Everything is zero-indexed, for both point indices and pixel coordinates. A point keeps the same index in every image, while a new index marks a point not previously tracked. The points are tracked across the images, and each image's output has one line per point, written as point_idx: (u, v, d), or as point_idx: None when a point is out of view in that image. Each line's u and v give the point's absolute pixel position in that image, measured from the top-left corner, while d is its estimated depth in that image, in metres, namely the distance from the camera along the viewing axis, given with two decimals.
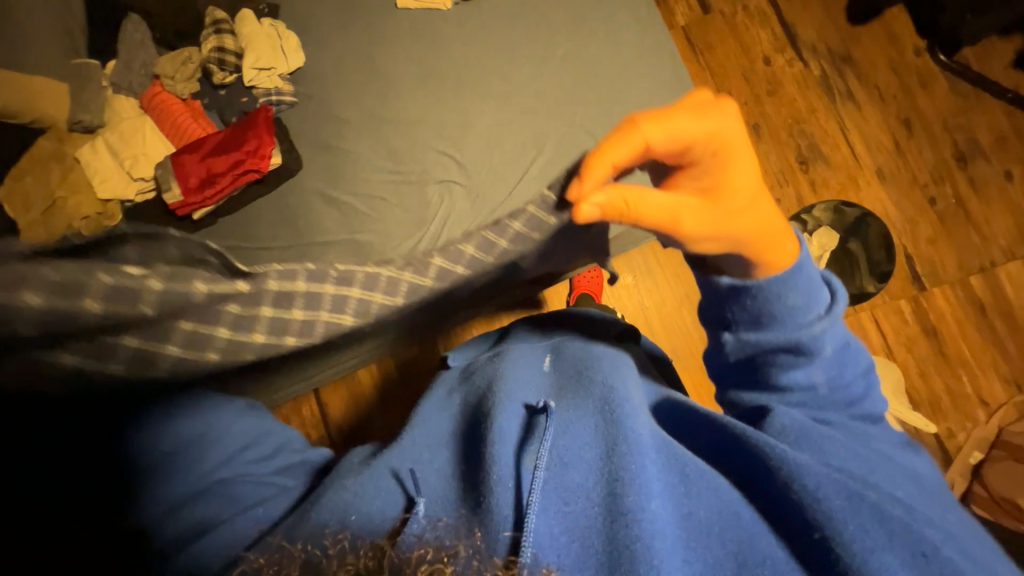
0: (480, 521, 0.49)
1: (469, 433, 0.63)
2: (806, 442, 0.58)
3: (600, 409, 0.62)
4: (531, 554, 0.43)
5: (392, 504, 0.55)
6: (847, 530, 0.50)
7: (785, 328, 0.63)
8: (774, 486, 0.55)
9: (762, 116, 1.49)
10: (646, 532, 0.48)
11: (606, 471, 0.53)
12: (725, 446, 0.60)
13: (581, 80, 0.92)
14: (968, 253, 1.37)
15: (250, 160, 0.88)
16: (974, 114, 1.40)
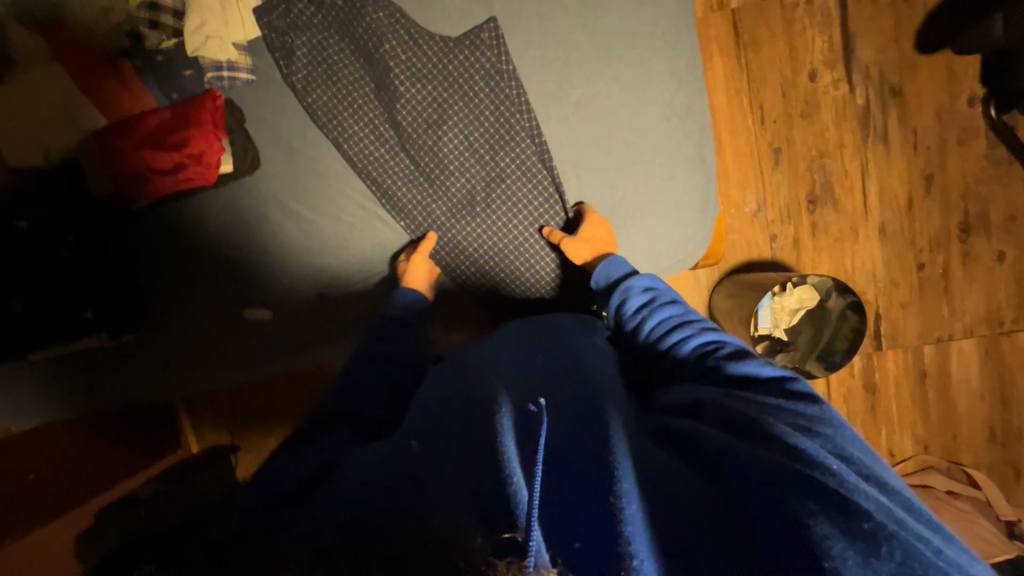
0: (484, 520, 0.39)
1: (446, 413, 0.56)
2: (751, 428, 0.48)
3: (592, 397, 0.53)
4: (536, 552, 0.35)
5: (374, 478, 0.48)
6: (791, 512, 0.39)
7: (651, 292, 0.70)
8: (731, 478, 0.43)
9: (787, 140, 1.36)
10: (631, 530, 0.39)
11: (596, 456, 0.44)
12: (684, 441, 0.49)
13: (591, 130, 0.74)
14: (932, 324, 1.40)
15: (192, 165, 0.73)
16: (996, 186, 1.33)
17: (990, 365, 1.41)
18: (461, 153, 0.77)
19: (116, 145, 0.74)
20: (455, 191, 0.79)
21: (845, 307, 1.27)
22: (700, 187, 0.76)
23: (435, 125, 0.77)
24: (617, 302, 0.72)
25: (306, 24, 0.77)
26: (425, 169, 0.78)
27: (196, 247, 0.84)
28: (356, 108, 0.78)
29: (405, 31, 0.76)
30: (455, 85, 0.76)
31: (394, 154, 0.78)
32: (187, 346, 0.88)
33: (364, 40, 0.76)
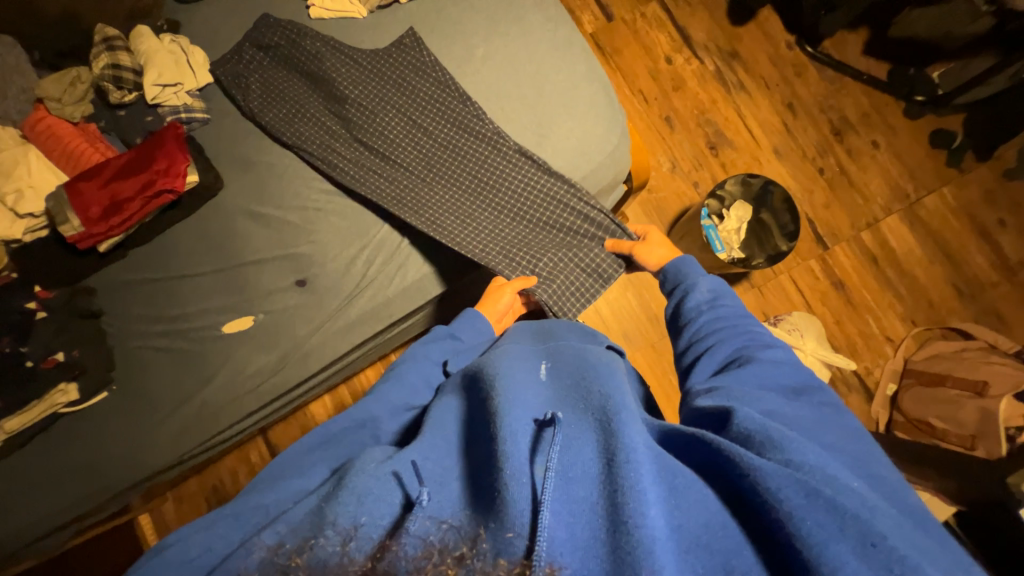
0: (495, 523, 0.41)
1: (470, 443, 0.54)
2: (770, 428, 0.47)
3: (612, 417, 0.51)
4: (544, 549, 0.38)
5: (391, 506, 0.46)
6: (802, 523, 0.39)
7: (714, 314, 0.69)
8: (744, 492, 0.44)
9: (672, 110, 1.63)
10: (647, 545, 0.38)
11: (614, 485, 0.43)
12: (701, 455, 0.48)
13: (501, 73, 0.90)
14: (856, 213, 1.57)
15: (160, 178, 0.80)
16: (841, 96, 1.63)
17: (922, 232, 1.56)
18: (406, 132, 0.89)
19: (83, 188, 0.80)
20: (414, 163, 0.89)
21: (765, 185, 1.40)
22: (602, 91, 0.90)
23: (377, 111, 0.90)
24: (674, 304, 0.77)
25: (258, 62, 0.92)
26: (379, 150, 0.88)
27: (173, 276, 0.87)
28: (309, 116, 0.90)
29: (343, 51, 0.91)
30: (390, 81, 0.90)
31: (344, 145, 0.89)
32: (175, 383, 0.85)
33: (309, 67, 0.91)
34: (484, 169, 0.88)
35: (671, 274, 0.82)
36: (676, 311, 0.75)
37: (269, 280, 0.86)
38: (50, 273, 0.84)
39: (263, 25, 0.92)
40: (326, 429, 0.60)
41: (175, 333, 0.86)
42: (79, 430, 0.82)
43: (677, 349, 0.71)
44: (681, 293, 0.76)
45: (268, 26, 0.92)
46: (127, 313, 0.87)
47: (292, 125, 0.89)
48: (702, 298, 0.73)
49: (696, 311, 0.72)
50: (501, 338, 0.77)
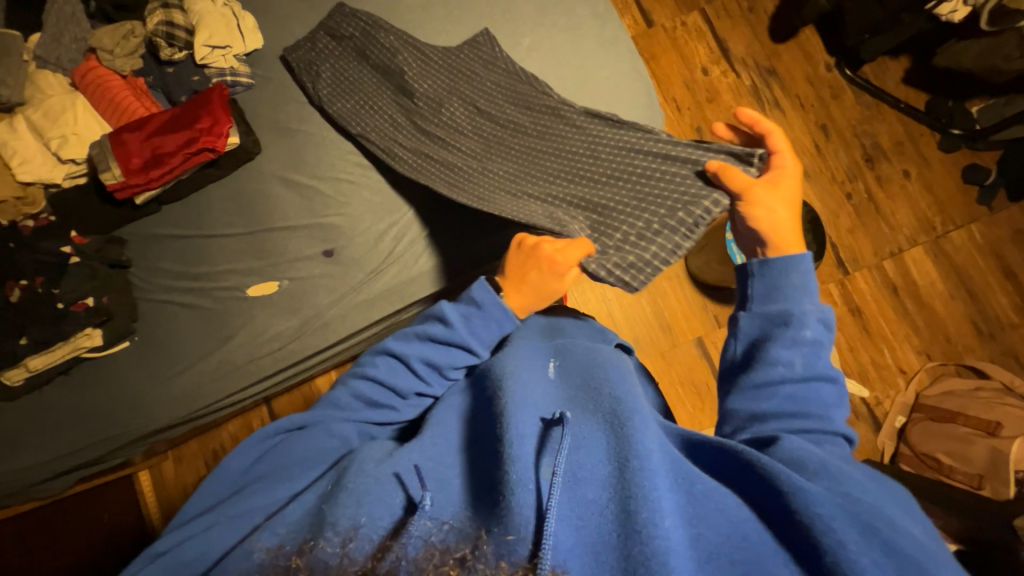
0: (495, 524, 0.42)
1: (479, 439, 0.54)
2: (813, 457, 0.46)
3: (625, 420, 0.51)
4: (551, 553, 0.37)
5: (391, 508, 0.46)
6: (848, 547, 0.38)
7: (810, 368, 0.53)
8: (779, 511, 0.43)
9: (703, 120, 1.62)
10: (664, 552, 0.38)
11: (627, 489, 0.43)
12: (733, 465, 0.47)
13: (544, 67, 0.90)
14: (880, 241, 1.55)
15: (202, 136, 0.81)
16: (876, 123, 1.61)
17: (946, 267, 1.54)
18: (470, 123, 0.86)
19: (126, 139, 0.81)
20: (476, 152, 0.85)
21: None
22: (644, 93, 0.90)
23: (442, 102, 0.87)
24: (756, 329, 0.57)
25: (328, 49, 0.91)
26: (438, 139, 0.86)
27: (202, 234, 0.89)
28: (374, 105, 0.89)
29: (411, 41, 0.89)
30: (458, 73, 0.88)
31: (406, 134, 0.87)
32: (195, 341, 0.86)
33: (376, 54, 0.89)
34: (557, 147, 0.82)
35: (766, 287, 0.58)
36: (753, 347, 0.56)
37: (293, 252, 0.87)
38: (86, 218, 0.86)
39: (337, 14, 0.92)
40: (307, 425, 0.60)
41: (199, 290, 0.88)
42: (99, 374, 0.84)
43: (744, 391, 0.54)
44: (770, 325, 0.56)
45: (344, 16, 0.92)
46: (155, 265, 0.88)
47: (357, 113, 0.89)
48: (796, 356, 0.54)
49: (781, 366, 0.53)
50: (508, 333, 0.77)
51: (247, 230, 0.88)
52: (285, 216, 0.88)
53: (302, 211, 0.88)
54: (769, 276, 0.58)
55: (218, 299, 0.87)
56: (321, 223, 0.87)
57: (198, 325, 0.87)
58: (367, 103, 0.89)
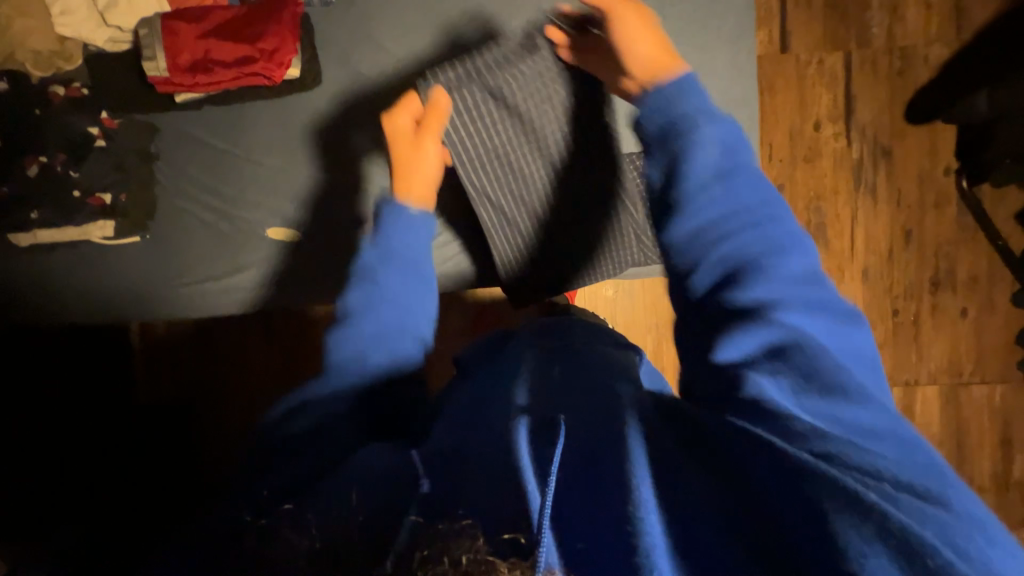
0: (464, 514, 0.39)
1: (467, 425, 0.51)
2: (784, 430, 0.40)
3: (614, 412, 0.46)
4: (545, 549, 0.35)
5: (367, 475, 0.46)
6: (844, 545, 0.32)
7: (780, 290, 0.46)
8: (780, 490, 0.36)
9: (789, 179, 1.48)
10: (649, 550, 0.36)
11: (618, 486, 0.40)
12: (730, 450, 0.40)
13: None
14: (901, 366, 1.51)
15: (262, 60, 0.72)
16: (962, 249, 1.49)
17: (951, 413, 1.51)
18: (578, 228, 0.86)
19: (180, 30, 0.72)
20: (563, 252, 0.87)
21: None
22: None
23: (565, 198, 0.84)
24: (719, 273, 0.49)
25: (474, 81, 0.78)
26: (542, 228, 0.85)
27: (240, 155, 0.83)
28: (500, 160, 0.82)
29: (570, 120, 0.82)
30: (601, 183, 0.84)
31: (512, 210, 0.84)
32: (204, 259, 0.84)
33: (522, 116, 0.80)
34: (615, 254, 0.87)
35: (731, 214, 0.50)
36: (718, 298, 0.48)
37: (323, 208, 0.83)
38: (122, 98, 0.79)
39: (501, 53, 0.78)
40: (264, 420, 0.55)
41: (222, 213, 0.84)
42: (110, 255, 0.85)
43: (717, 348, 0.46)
44: (747, 243, 0.49)
45: (526, 50, 0.78)
46: (182, 168, 0.83)
47: (471, 159, 0.81)
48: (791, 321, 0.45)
49: (771, 339, 0.44)
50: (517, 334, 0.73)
51: (282, 167, 0.83)
52: (328, 171, 0.82)
53: (346, 170, 0.82)
54: (732, 187, 0.51)
55: (234, 228, 0.84)
56: (363, 189, 0.82)
57: (211, 247, 0.84)
58: (487, 161, 0.81)
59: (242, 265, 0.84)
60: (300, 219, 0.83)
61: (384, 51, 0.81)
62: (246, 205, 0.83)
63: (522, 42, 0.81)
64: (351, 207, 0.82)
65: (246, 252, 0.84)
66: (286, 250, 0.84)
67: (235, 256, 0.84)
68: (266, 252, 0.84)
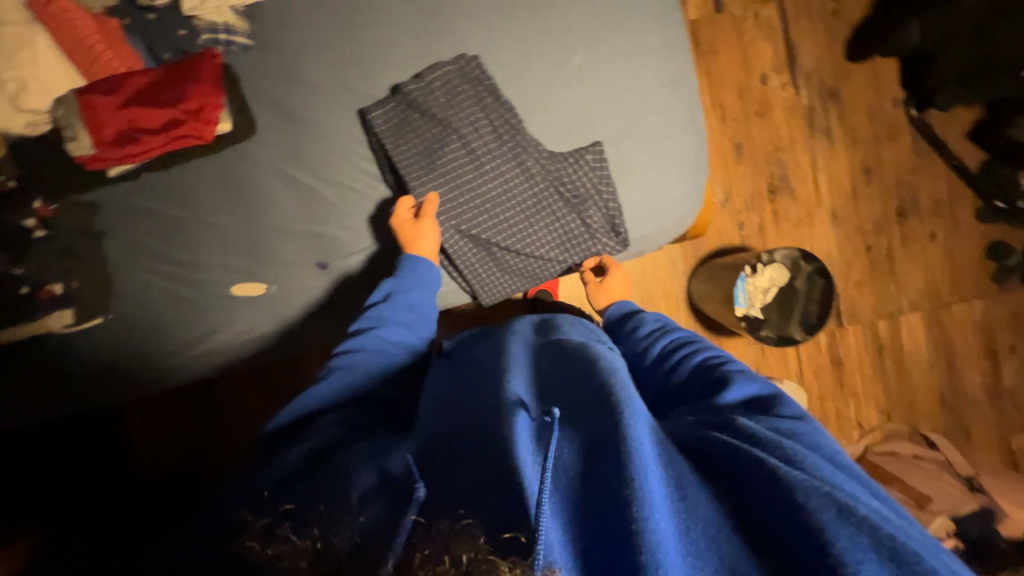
0: (477, 516, 0.38)
1: (459, 422, 0.50)
2: (756, 438, 0.45)
3: (608, 398, 0.46)
4: (543, 547, 0.33)
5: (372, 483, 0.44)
6: (837, 540, 0.35)
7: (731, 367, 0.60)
8: (756, 492, 0.40)
9: (746, 136, 1.48)
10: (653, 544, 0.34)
11: (612, 480, 0.38)
12: (718, 455, 0.44)
13: (593, 96, 0.79)
14: (882, 300, 1.54)
15: (189, 121, 0.72)
16: (922, 176, 1.53)
17: (936, 335, 1.56)
18: (527, 222, 0.81)
19: (97, 103, 0.70)
20: (514, 250, 0.82)
21: (813, 273, 1.33)
22: (695, 148, 0.82)
23: (509, 193, 0.80)
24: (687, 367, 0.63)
25: (411, 106, 0.78)
26: (489, 230, 0.81)
27: (187, 217, 0.80)
28: (439, 168, 0.79)
29: (509, 122, 0.79)
30: (543, 171, 0.79)
31: (456, 214, 0.80)
32: (171, 328, 0.81)
33: (460, 130, 0.78)
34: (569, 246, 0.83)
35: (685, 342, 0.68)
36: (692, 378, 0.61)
37: (284, 257, 0.81)
38: (52, 180, 0.75)
39: (431, 73, 0.77)
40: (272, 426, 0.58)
41: (180, 278, 0.80)
42: (71, 353, 0.78)
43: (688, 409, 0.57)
44: (690, 357, 0.64)
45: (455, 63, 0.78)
46: (129, 240, 0.79)
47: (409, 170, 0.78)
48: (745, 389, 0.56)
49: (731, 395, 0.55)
50: (502, 329, 0.71)
51: (235, 221, 0.80)
52: (282, 217, 0.80)
53: (299, 213, 0.80)
54: (673, 333, 0.70)
55: (197, 292, 0.81)
56: (321, 229, 0.81)
57: (177, 314, 0.81)
58: (424, 169, 0.79)
59: (212, 328, 0.82)
60: (262, 271, 0.81)
61: (317, 88, 0.79)
62: (206, 266, 0.81)
63: (453, 53, 0.79)
64: (313, 249, 0.81)
65: (215, 313, 0.82)
66: (254, 305, 0.82)
67: (204, 320, 0.81)
68: (236, 310, 0.82)
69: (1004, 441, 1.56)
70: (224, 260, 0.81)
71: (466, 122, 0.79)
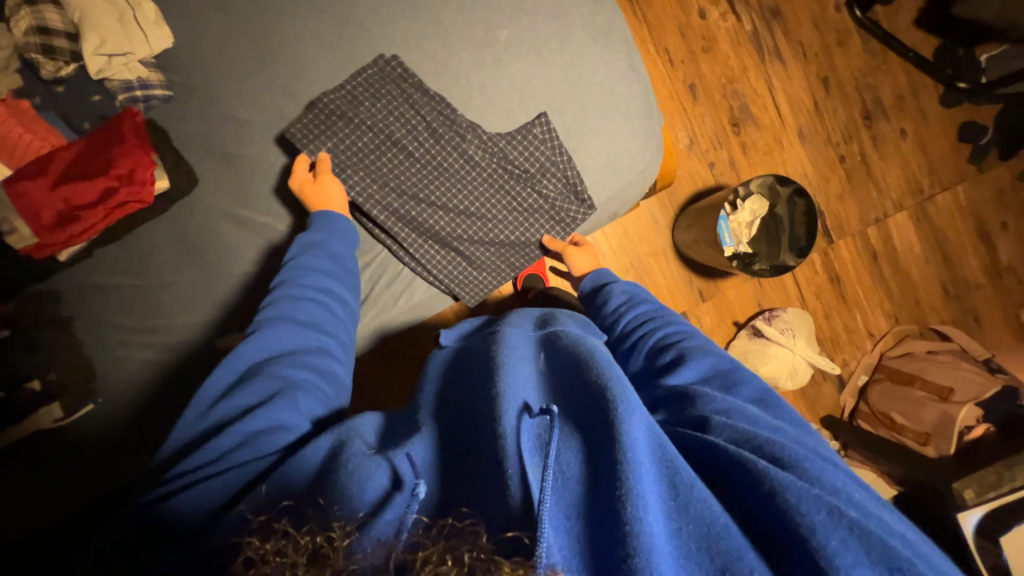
0: (485, 517, 0.38)
1: (458, 423, 0.49)
2: (748, 433, 0.47)
3: (606, 398, 0.44)
4: (544, 552, 0.34)
5: (377, 484, 0.43)
6: (828, 544, 0.37)
7: (686, 341, 0.66)
8: (752, 496, 0.41)
9: (698, 75, 1.45)
10: (651, 556, 0.34)
11: (612, 487, 0.38)
12: (719, 457, 0.45)
13: (526, 67, 0.77)
14: (867, 206, 1.53)
15: (123, 187, 0.68)
16: (879, 74, 1.51)
17: (926, 229, 1.55)
18: (489, 210, 0.79)
19: (27, 189, 0.67)
20: (482, 241, 0.81)
21: (791, 195, 1.33)
22: (641, 96, 0.80)
23: (464, 185, 0.78)
24: (642, 347, 0.70)
25: (335, 115, 0.75)
26: (452, 226, 0.79)
27: (152, 283, 0.78)
28: (388, 178, 0.77)
29: (448, 117, 0.77)
30: (492, 155, 0.78)
31: (417, 220, 0.78)
32: (160, 399, 0.79)
33: (395, 135, 0.76)
34: (535, 221, 0.81)
35: (646, 313, 0.76)
36: (651, 354, 0.68)
37: (257, 300, 0.79)
38: (3, 277, 0.73)
39: (352, 82, 0.75)
40: (227, 405, 0.53)
41: (160, 345, 0.79)
42: (68, 445, 0.75)
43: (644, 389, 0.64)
44: (652, 334, 0.70)
45: (378, 67, 0.76)
46: (101, 319, 0.78)
47: (357, 184, 0.76)
48: (702, 366, 0.62)
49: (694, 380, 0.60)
50: (501, 321, 0.70)
51: (199, 277, 0.78)
52: (247, 262, 0.78)
53: (262, 253, 0.78)
54: (637, 309, 0.77)
55: (179, 356, 0.79)
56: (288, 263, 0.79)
57: (165, 383, 0.79)
58: (370, 180, 0.77)
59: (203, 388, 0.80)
60: (239, 319, 0.79)
61: (249, 124, 0.77)
62: (181, 328, 0.79)
63: (375, 56, 0.77)
64: None
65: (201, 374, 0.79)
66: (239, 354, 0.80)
67: (192, 382, 0.79)
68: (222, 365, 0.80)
69: (1014, 318, 1.56)
70: (198, 317, 0.79)
71: (400, 119, 0.76)
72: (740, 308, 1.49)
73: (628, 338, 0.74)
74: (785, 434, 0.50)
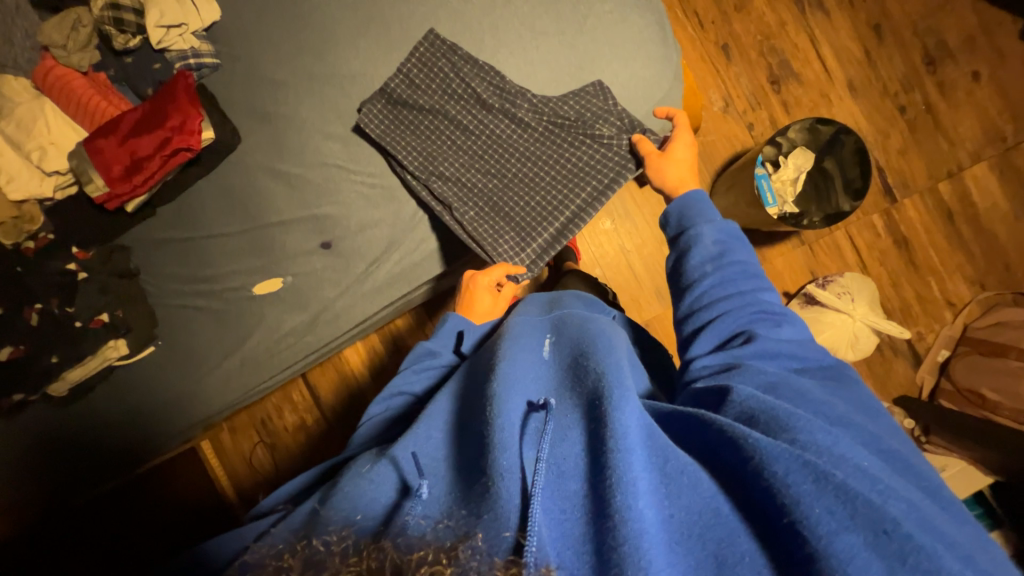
0: (481, 509, 0.36)
1: (466, 415, 0.48)
2: (777, 409, 0.44)
3: (597, 392, 0.44)
4: (536, 547, 0.31)
5: (387, 491, 0.42)
6: (810, 513, 0.36)
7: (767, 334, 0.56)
8: (738, 468, 0.40)
9: (731, 35, 1.40)
10: (635, 536, 0.33)
11: (602, 472, 0.37)
12: (708, 435, 0.44)
13: (537, 6, 0.79)
14: (937, 159, 1.38)
15: (175, 136, 0.76)
16: (940, 16, 1.38)
17: (1012, 183, 1.37)
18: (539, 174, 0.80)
19: (102, 146, 0.77)
20: (531, 204, 0.80)
21: (836, 134, 1.23)
22: (655, 24, 0.79)
23: (517, 151, 0.80)
24: (720, 315, 0.59)
25: (397, 101, 0.81)
26: (502, 193, 0.80)
27: (201, 236, 0.86)
28: (443, 152, 0.81)
29: (501, 87, 0.79)
30: (548, 121, 0.79)
31: (465, 187, 0.80)
32: (214, 343, 0.86)
33: (451, 111, 0.81)
34: (581, 181, 0.79)
35: (734, 279, 0.62)
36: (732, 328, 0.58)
37: (292, 250, 0.85)
38: (80, 230, 0.83)
39: (406, 62, 0.81)
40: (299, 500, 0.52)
41: (209, 293, 0.86)
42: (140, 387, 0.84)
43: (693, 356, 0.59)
44: (734, 308, 0.59)
45: (434, 46, 0.80)
46: (160, 270, 0.86)
47: (405, 154, 0.81)
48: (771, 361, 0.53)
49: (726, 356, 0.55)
50: (509, 313, 0.68)
51: (241, 229, 0.85)
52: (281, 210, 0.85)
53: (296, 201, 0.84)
54: (726, 274, 0.62)
55: (225, 300, 0.86)
56: (319, 210, 0.84)
57: (214, 331, 0.86)
58: (423, 149, 0.81)
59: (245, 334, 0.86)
60: (275, 266, 0.85)
61: (284, 86, 0.84)
62: (228, 276, 0.86)
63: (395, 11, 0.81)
64: (316, 234, 0.85)
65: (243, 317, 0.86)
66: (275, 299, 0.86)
67: (238, 331, 0.86)
68: (259, 307, 0.86)
69: None
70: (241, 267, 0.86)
71: (420, 69, 0.81)
72: (790, 278, 1.38)
73: (700, 298, 0.62)
74: (823, 412, 0.46)
